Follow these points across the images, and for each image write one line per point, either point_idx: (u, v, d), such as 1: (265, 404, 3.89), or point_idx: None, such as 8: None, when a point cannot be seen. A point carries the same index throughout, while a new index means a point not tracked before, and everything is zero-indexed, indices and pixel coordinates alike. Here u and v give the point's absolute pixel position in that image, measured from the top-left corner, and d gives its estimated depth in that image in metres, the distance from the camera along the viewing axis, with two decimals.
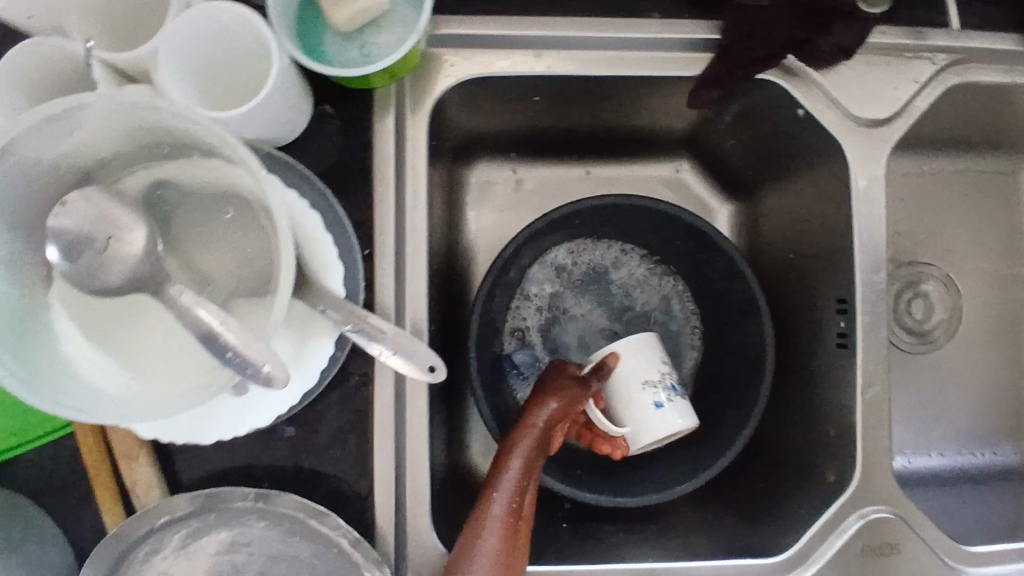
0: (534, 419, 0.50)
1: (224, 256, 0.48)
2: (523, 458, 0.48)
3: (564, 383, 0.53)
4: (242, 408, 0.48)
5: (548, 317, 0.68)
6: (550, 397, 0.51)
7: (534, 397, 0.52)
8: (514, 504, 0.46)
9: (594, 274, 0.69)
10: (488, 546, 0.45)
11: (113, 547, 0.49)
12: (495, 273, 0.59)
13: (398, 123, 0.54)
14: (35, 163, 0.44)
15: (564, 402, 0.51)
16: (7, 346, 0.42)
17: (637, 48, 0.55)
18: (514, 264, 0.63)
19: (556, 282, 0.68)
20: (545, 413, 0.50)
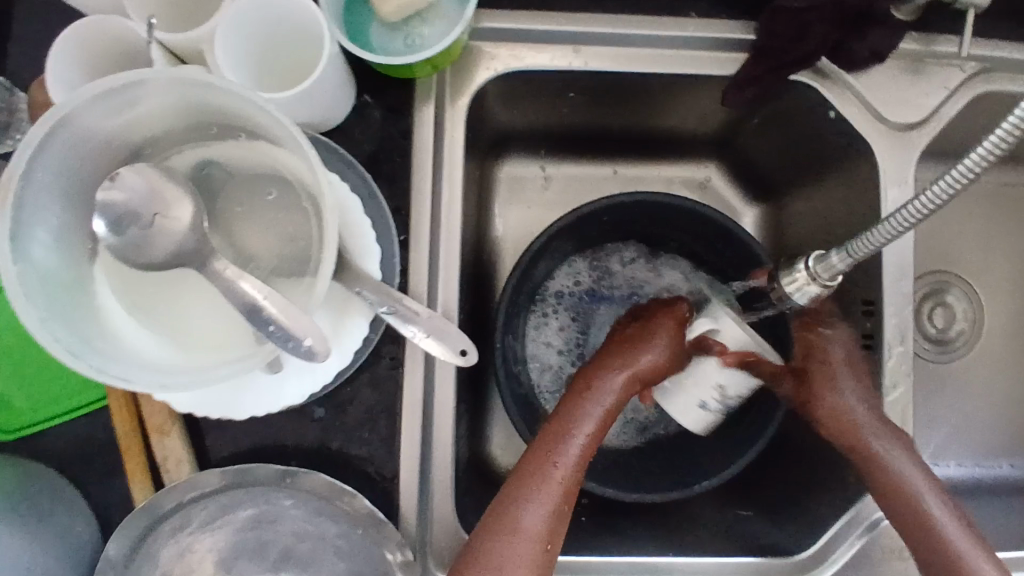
0: (633, 365, 0.51)
1: (266, 235, 0.49)
2: (609, 399, 0.50)
3: (669, 336, 0.52)
4: (276, 386, 0.48)
5: (572, 325, 0.69)
6: (660, 345, 0.52)
7: (634, 344, 0.52)
8: (586, 454, 0.49)
9: (616, 281, 0.69)
10: (551, 489, 0.47)
11: (141, 519, 0.49)
12: (515, 278, 0.60)
13: (437, 113, 0.55)
14: (90, 136, 0.45)
15: (666, 358, 0.52)
16: (55, 314, 0.43)
17: (674, 46, 0.56)
18: (535, 267, 0.64)
19: (578, 289, 0.69)
20: (644, 362, 0.51)
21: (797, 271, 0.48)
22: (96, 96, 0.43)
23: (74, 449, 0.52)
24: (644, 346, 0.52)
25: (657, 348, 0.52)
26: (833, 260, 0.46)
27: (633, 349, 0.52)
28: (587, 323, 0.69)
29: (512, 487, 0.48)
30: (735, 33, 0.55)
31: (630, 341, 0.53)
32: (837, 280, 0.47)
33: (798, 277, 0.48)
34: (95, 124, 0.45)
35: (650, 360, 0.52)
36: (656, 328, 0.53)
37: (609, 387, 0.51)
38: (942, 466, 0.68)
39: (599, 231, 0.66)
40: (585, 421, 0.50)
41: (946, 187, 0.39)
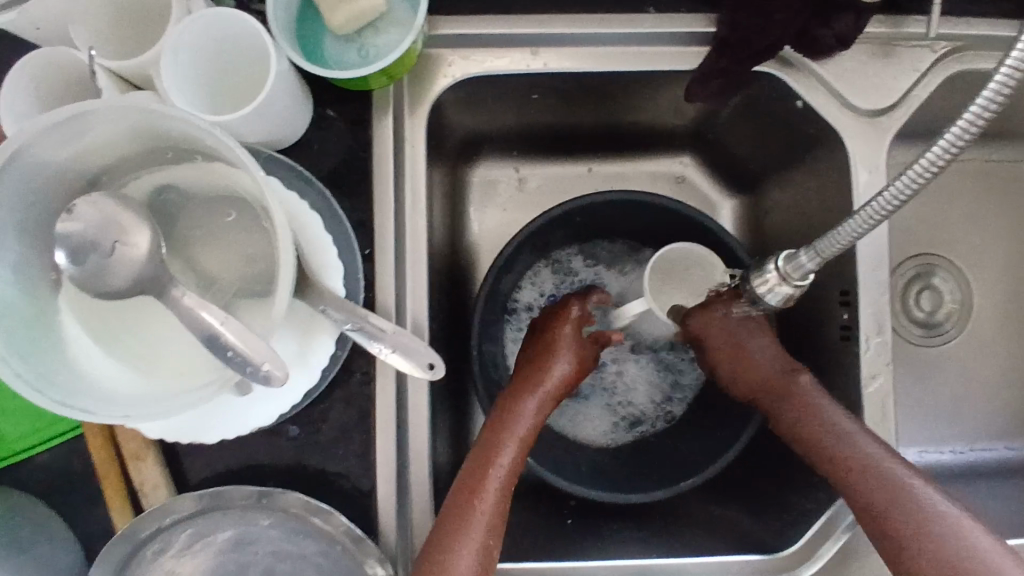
0: (547, 378, 0.55)
1: (227, 257, 0.49)
2: (533, 413, 0.54)
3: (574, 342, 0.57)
4: (245, 409, 0.48)
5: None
6: (565, 352, 0.57)
7: (545, 356, 0.56)
8: (512, 473, 0.51)
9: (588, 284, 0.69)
10: (484, 512, 0.49)
11: (121, 546, 0.49)
12: (485, 291, 0.60)
13: (397, 124, 0.54)
14: (42, 168, 0.45)
15: (575, 363, 0.56)
16: (16, 350, 0.43)
17: (633, 43, 0.55)
18: (505, 278, 0.63)
19: (550, 297, 0.68)
20: (557, 373, 0.56)
21: (768, 271, 0.46)
22: (45, 129, 0.43)
23: (55, 478, 0.53)
24: (556, 354, 0.56)
25: (566, 356, 0.56)
26: (803, 260, 0.44)
27: (545, 361, 0.56)
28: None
29: (446, 520, 0.48)
30: (697, 26, 0.54)
31: (540, 353, 0.57)
32: (809, 280, 0.45)
33: (769, 277, 0.46)
34: (47, 156, 0.45)
35: (559, 365, 0.56)
36: (561, 337, 0.57)
37: (530, 401, 0.54)
38: (912, 451, 0.68)
39: (574, 232, 0.65)
40: (508, 440, 0.52)
41: (905, 187, 0.37)
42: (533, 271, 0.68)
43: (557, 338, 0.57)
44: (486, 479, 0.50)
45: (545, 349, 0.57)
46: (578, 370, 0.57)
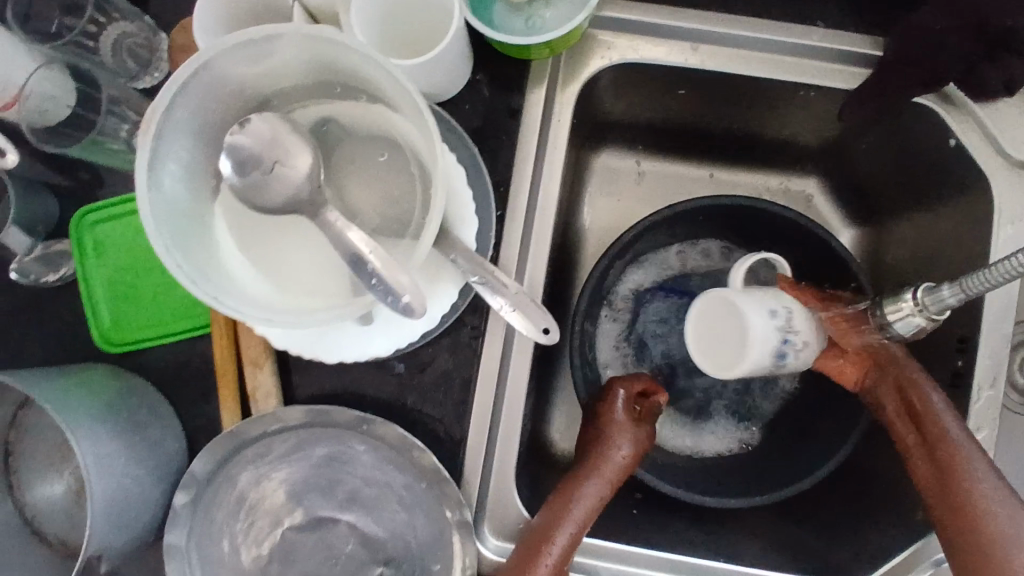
0: (606, 462, 0.54)
1: (374, 192, 0.51)
2: (593, 497, 0.52)
3: (625, 427, 0.56)
4: (366, 337, 0.51)
5: (631, 332, 0.68)
6: (619, 439, 0.55)
7: (602, 441, 0.55)
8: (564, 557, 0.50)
9: (673, 284, 0.68)
10: None
11: (226, 443, 0.53)
12: (591, 281, 0.61)
13: (547, 95, 0.56)
14: (229, 81, 0.48)
15: (632, 450, 0.55)
16: (179, 244, 0.47)
17: (791, 52, 0.55)
18: (612, 272, 0.64)
19: (637, 296, 0.68)
20: (617, 458, 0.54)
21: (905, 299, 0.46)
22: (238, 44, 0.46)
23: (172, 370, 0.56)
24: (611, 443, 0.55)
25: (624, 441, 0.55)
26: (944, 294, 0.43)
27: (604, 446, 0.55)
28: (644, 328, 0.68)
29: None
30: (861, 47, 0.54)
31: (598, 439, 0.56)
32: (945, 315, 0.45)
33: (904, 305, 0.46)
34: (231, 70, 0.48)
35: (614, 453, 0.55)
36: (614, 425, 0.56)
37: (591, 485, 0.53)
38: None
39: (690, 228, 0.66)
40: (565, 522, 0.51)
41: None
42: (633, 270, 0.68)
43: (612, 423, 0.56)
44: (542, 554, 0.50)
45: (600, 438, 0.55)
46: (636, 454, 0.55)
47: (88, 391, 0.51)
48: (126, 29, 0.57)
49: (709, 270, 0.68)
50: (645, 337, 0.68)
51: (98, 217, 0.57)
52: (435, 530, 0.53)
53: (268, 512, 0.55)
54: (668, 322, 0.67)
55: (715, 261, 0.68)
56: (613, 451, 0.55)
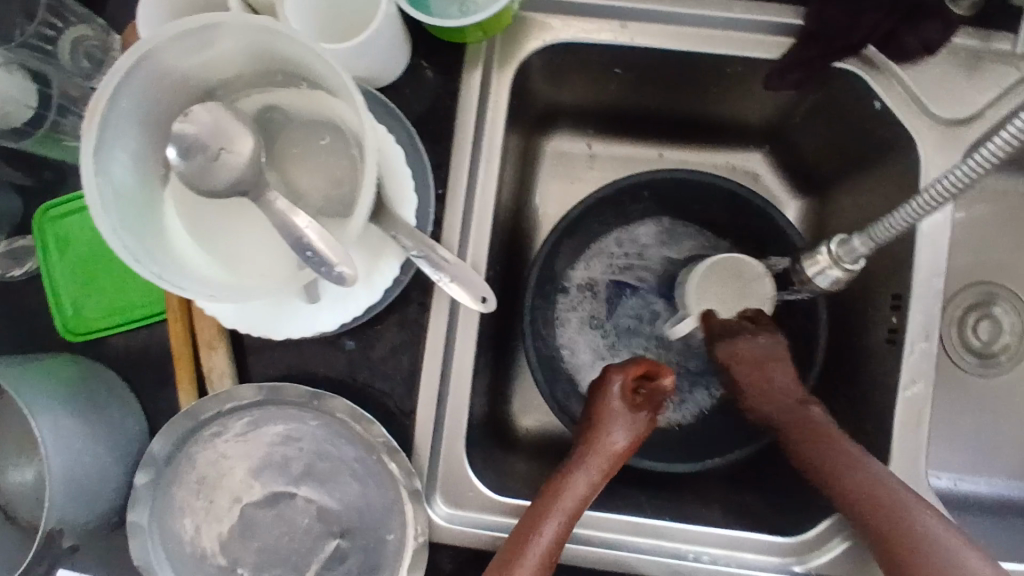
0: (601, 451, 0.53)
1: (315, 174, 0.53)
2: (582, 489, 0.51)
3: (617, 420, 0.53)
4: (312, 313, 0.53)
5: (598, 325, 0.70)
6: (615, 428, 0.53)
7: (596, 432, 0.53)
8: (552, 551, 0.50)
9: (639, 278, 0.71)
10: None
11: (183, 423, 0.54)
12: (540, 261, 0.63)
13: (484, 77, 0.58)
14: (172, 72, 0.50)
15: (626, 442, 0.53)
16: (128, 227, 0.49)
17: (719, 26, 0.57)
18: (560, 250, 0.66)
19: (601, 290, 0.71)
20: (610, 449, 0.53)
21: (820, 251, 0.48)
22: (179, 33, 0.48)
23: (129, 357, 0.58)
24: (608, 432, 0.53)
25: (619, 427, 0.53)
26: (855, 243, 0.46)
27: (600, 434, 0.53)
28: (613, 322, 0.70)
29: None
30: (784, 17, 0.56)
31: (595, 427, 0.53)
32: (859, 265, 0.47)
33: (820, 258, 0.48)
34: (174, 62, 0.50)
35: (609, 442, 0.53)
36: (608, 412, 0.54)
37: (580, 475, 0.52)
38: (942, 477, 0.68)
39: (636, 205, 0.68)
40: (555, 514, 0.50)
41: (965, 173, 0.38)
42: (588, 257, 0.70)
43: (609, 412, 0.54)
44: (526, 547, 0.49)
45: (595, 427, 0.53)
46: (634, 441, 0.54)
47: (39, 376, 0.52)
48: (84, 32, 0.59)
49: (658, 247, 0.70)
50: (614, 330, 0.70)
51: (59, 213, 0.59)
52: (389, 499, 0.55)
53: (229, 489, 0.56)
54: (637, 319, 0.70)
55: (662, 239, 0.71)
56: (607, 440, 0.53)
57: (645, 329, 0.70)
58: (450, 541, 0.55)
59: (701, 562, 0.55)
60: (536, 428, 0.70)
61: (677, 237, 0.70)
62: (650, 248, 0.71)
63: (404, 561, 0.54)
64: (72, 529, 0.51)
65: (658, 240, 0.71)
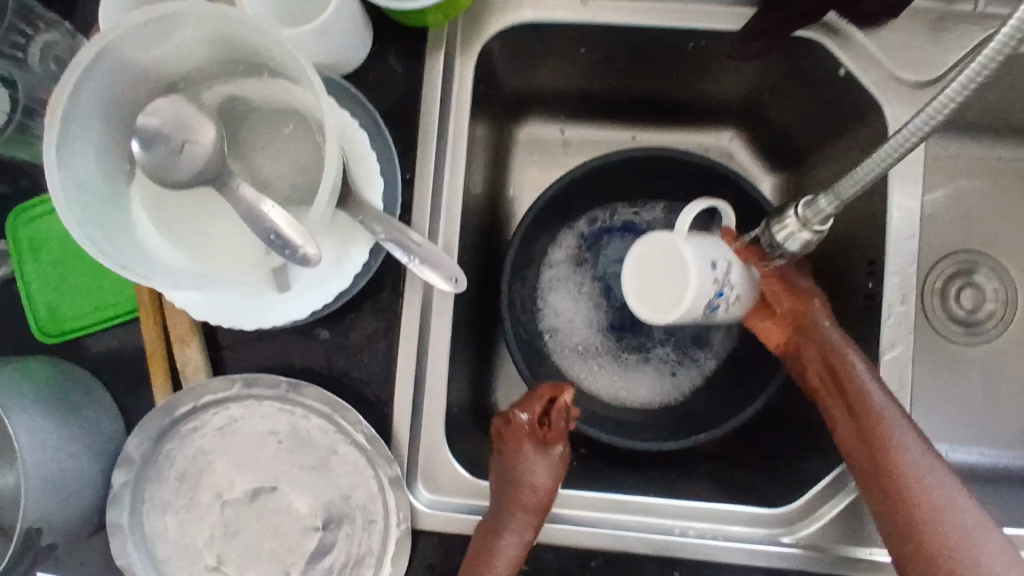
0: (525, 489, 0.53)
1: (280, 162, 0.53)
2: (513, 548, 0.51)
3: (533, 458, 0.55)
4: (282, 303, 0.53)
5: (582, 289, 0.71)
6: (532, 470, 0.54)
7: (516, 476, 0.54)
8: None
9: (618, 234, 0.71)
10: None
11: (160, 419, 0.54)
12: (515, 245, 0.63)
13: (448, 60, 0.57)
14: (134, 65, 0.51)
15: (547, 478, 0.55)
16: (95, 220, 0.49)
17: (680, 0, 0.57)
18: (536, 234, 0.66)
19: (581, 250, 0.71)
20: (536, 489, 0.54)
21: (788, 216, 0.48)
22: (137, 24, 0.48)
23: (101, 358, 0.57)
24: (528, 475, 0.54)
25: (539, 467, 0.55)
26: (821, 205, 0.45)
27: (520, 479, 0.54)
28: (595, 281, 0.71)
29: None
30: None
31: (513, 474, 0.54)
32: (827, 226, 0.47)
33: (789, 223, 0.48)
34: (137, 55, 0.50)
35: (529, 485, 0.54)
36: (523, 450, 0.55)
37: (512, 533, 0.52)
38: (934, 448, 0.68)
39: (613, 183, 0.68)
40: None
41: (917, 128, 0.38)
42: (569, 234, 0.70)
43: (523, 454, 0.55)
44: None
45: (511, 477, 0.54)
46: (553, 475, 0.55)
47: (15, 379, 0.52)
48: (53, 38, 0.59)
49: (638, 222, 0.71)
50: (599, 292, 0.71)
51: (32, 215, 0.59)
52: (370, 487, 0.54)
53: (210, 486, 0.55)
54: (618, 277, 0.71)
55: (639, 213, 0.71)
56: (530, 481, 0.54)
57: (627, 305, 0.70)
58: (434, 528, 0.54)
59: (688, 537, 0.54)
60: None
61: (655, 212, 0.70)
62: (631, 225, 0.71)
63: (390, 548, 0.53)
64: (49, 530, 0.50)
65: (636, 216, 0.71)
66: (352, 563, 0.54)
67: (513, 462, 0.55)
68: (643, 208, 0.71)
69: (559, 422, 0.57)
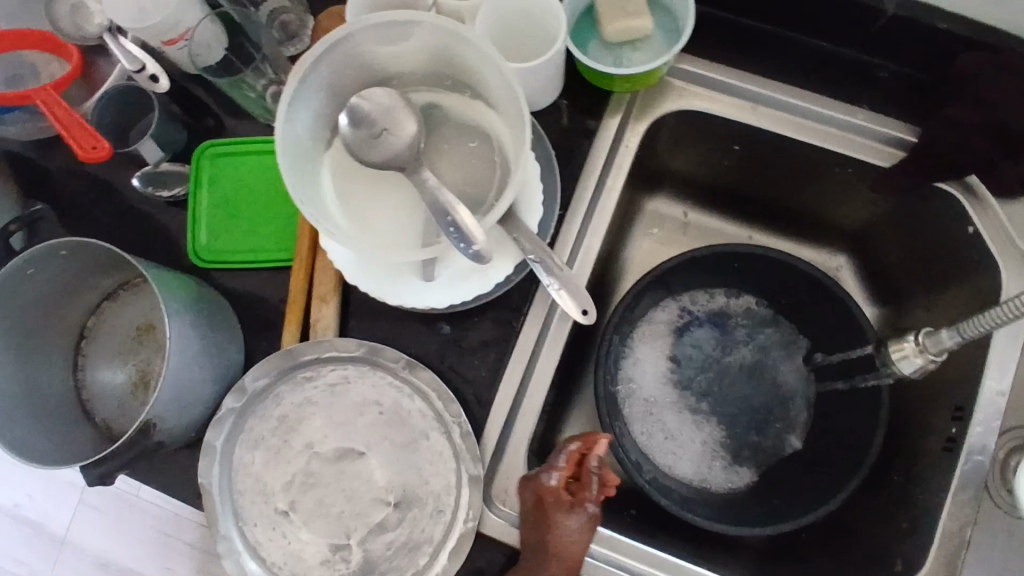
0: (556, 560, 0.53)
1: (458, 169, 0.59)
2: None
3: (566, 527, 0.53)
4: (423, 290, 0.58)
5: (668, 355, 0.74)
6: (568, 533, 0.53)
7: (546, 544, 0.53)
8: None
9: (712, 316, 0.75)
10: None
11: (282, 360, 0.58)
12: (625, 301, 0.67)
13: (621, 123, 0.64)
14: (364, 54, 0.57)
15: (577, 545, 0.54)
16: (295, 169, 0.55)
17: (841, 127, 0.63)
18: (644, 295, 0.70)
19: (677, 322, 0.75)
20: (566, 557, 0.54)
21: (907, 340, 0.53)
22: (379, 24, 0.54)
23: (244, 294, 0.63)
24: (564, 538, 0.53)
25: (569, 535, 0.53)
26: (943, 336, 0.50)
27: (555, 542, 0.53)
28: (680, 351, 0.74)
29: None
30: (900, 132, 0.62)
31: (549, 536, 0.53)
32: (944, 357, 0.51)
33: (907, 346, 0.53)
34: (368, 47, 0.56)
35: (563, 548, 0.54)
36: (555, 520, 0.53)
37: None
38: None
39: (726, 272, 0.72)
40: None
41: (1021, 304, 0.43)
42: (670, 304, 0.75)
43: (558, 517, 0.53)
44: None
45: (546, 541, 0.53)
46: (585, 537, 0.54)
47: (178, 283, 0.55)
48: (282, 4, 0.66)
49: (737, 312, 0.75)
50: (682, 362, 0.74)
51: (217, 151, 0.64)
52: (448, 479, 0.57)
53: (305, 435, 0.59)
54: (703, 355, 0.74)
55: (739, 304, 0.75)
56: (561, 549, 0.53)
57: (708, 385, 0.73)
58: (496, 537, 0.57)
59: None
60: None
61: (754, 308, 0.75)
62: (729, 313, 0.75)
63: (450, 541, 0.55)
64: (166, 428, 0.53)
65: (735, 306, 0.75)
66: (411, 547, 0.57)
67: (548, 523, 0.53)
68: (745, 301, 0.75)
69: (593, 478, 0.54)
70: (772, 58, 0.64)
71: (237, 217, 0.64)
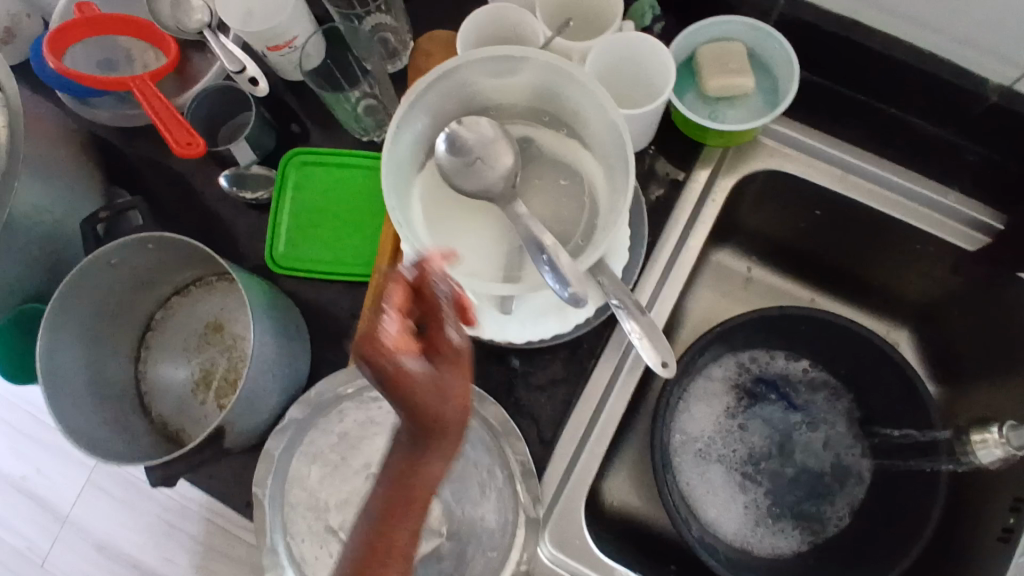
0: (427, 416, 0.38)
1: (548, 205, 0.58)
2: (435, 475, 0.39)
3: (429, 363, 0.38)
4: (500, 323, 0.57)
5: (721, 417, 0.73)
6: (428, 386, 0.37)
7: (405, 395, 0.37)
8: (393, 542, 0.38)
9: (771, 379, 0.75)
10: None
11: (355, 376, 0.58)
12: (691, 351, 0.67)
13: (709, 176, 0.64)
14: (474, 84, 0.57)
15: (449, 386, 0.39)
16: (396, 186, 0.55)
17: (929, 205, 0.64)
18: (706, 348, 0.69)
19: (735, 380, 0.74)
20: (438, 409, 0.38)
21: None
22: (494, 56, 0.55)
23: (317, 306, 0.63)
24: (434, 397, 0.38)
25: (433, 375, 0.38)
26: None
27: (423, 413, 0.38)
28: (736, 410, 0.74)
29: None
30: (987, 217, 0.63)
31: (403, 405, 0.37)
32: None
33: None
34: (479, 78, 0.57)
35: (429, 391, 0.38)
36: (414, 360, 0.37)
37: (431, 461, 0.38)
38: None
39: (791, 336, 0.72)
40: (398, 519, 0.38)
41: None
42: (730, 361, 0.74)
43: (407, 368, 0.37)
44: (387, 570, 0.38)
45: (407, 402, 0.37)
46: (460, 380, 0.39)
47: (260, 287, 0.56)
48: (383, 20, 0.66)
49: (795, 378, 0.75)
50: (737, 420, 0.73)
51: (305, 159, 0.64)
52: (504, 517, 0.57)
53: (364, 455, 0.57)
54: (757, 426, 0.73)
55: (798, 370, 0.75)
56: (429, 398, 0.38)
57: (760, 448, 0.73)
58: None
59: None
60: (628, 503, 0.70)
61: (813, 376, 0.75)
62: (788, 377, 0.75)
63: None
64: (234, 433, 0.53)
65: (794, 371, 0.75)
66: None
67: (399, 386, 0.37)
68: (804, 367, 0.75)
69: (441, 309, 0.40)
70: (864, 130, 0.65)
71: (317, 227, 0.63)
